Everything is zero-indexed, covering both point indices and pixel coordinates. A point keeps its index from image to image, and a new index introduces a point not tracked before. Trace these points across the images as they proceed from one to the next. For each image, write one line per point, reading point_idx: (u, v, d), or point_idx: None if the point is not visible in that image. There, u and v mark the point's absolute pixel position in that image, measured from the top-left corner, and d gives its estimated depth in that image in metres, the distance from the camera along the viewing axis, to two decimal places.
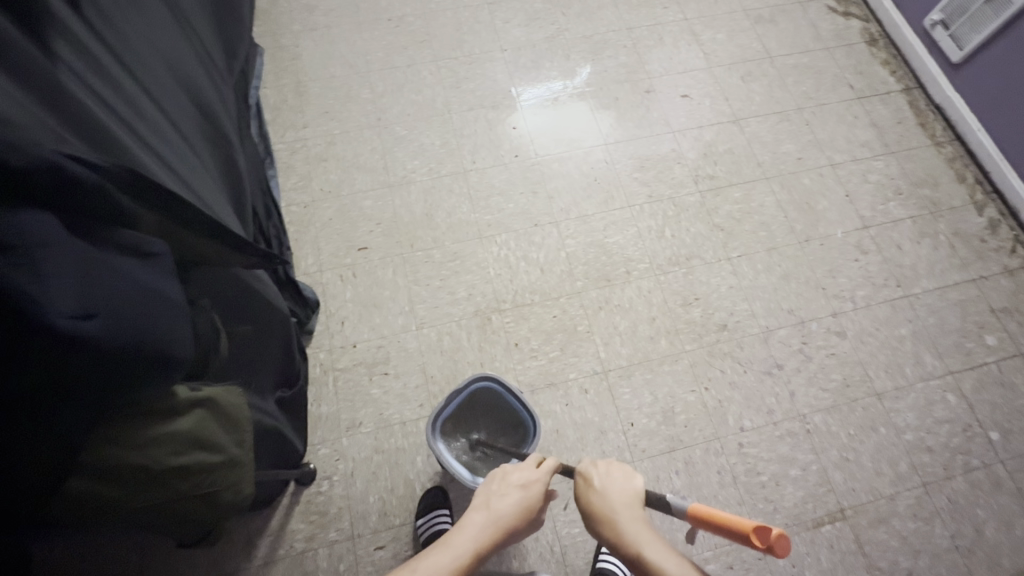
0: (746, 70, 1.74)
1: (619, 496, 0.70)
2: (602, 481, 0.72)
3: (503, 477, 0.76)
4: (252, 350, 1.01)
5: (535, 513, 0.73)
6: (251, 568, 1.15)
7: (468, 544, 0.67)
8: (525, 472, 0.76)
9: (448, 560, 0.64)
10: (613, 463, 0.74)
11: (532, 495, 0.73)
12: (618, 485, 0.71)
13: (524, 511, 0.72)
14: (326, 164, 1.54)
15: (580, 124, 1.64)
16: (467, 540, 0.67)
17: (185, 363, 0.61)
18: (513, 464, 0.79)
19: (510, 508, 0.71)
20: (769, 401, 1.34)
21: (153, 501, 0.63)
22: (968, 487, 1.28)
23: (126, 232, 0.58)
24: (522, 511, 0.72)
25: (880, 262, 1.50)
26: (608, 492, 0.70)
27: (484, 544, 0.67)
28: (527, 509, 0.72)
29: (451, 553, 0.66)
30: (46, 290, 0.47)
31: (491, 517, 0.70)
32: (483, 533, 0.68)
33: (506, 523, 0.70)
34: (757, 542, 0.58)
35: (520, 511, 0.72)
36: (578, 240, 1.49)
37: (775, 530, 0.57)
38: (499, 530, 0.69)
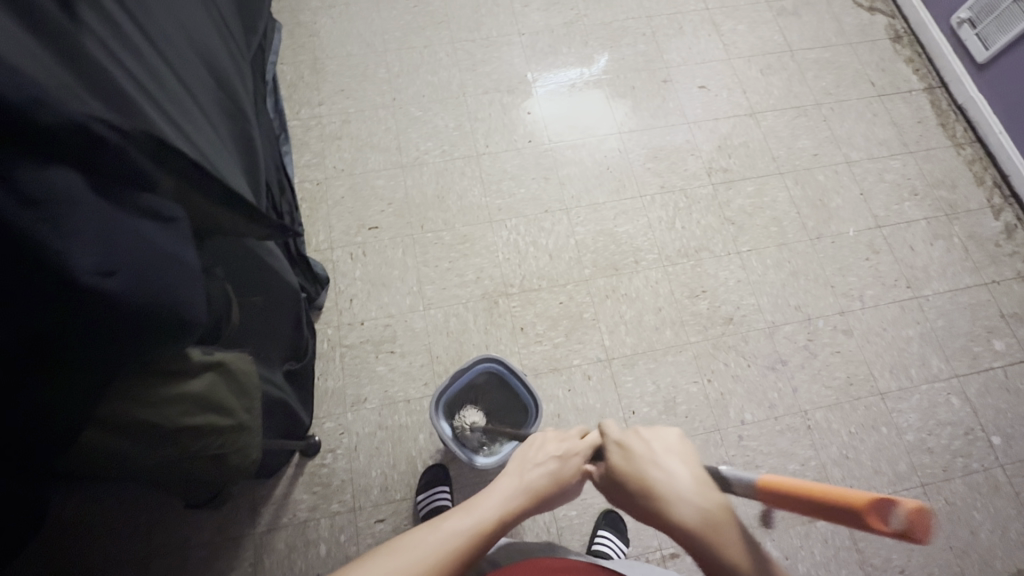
0: (766, 63, 1.72)
1: (683, 471, 0.56)
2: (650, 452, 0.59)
3: (541, 446, 0.74)
4: (262, 321, 1.03)
5: (569, 485, 0.71)
6: (255, 534, 1.18)
7: (496, 509, 0.66)
8: (570, 444, 0.73)
9: (471, 522, 0.64)
10: (657, 427, 0.61)
11: (568, 467, 0.72)
12: (672, 454, 0.58)
13: (558, 482, 0.71)
14: (339, 142, 1.55)
15: (595, 111, 1.63)
16: (493, 505, 0.66)
17: (198, 326, 0.63)
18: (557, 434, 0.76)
19: (542, 478, 0.70)
20: (771, 396, 1.34)
21: (165, 456, 0.67)
22: (966, 490, 1.28)
23: (147, 196, 0.59)
24: (554, 481, 0.71)
25: (891, 262, 1.49)
26: (667, 468, 0.56)
27: (510, 513, 0.67)
28: (561, 480, 0.71)
29: (476, 514, 0.65)
30: (72, 245, 0.49)
31: (524, 486, 0.69)
32: (513, 502, 0.68)
33: (540, 494, 0.70)
34: (880, 522, 0.44)
35: (556, 482, 0.70)
36: (588, 228, 1.49)
37: (911, 504, 0.43)
38: (530, 500, 0.68)
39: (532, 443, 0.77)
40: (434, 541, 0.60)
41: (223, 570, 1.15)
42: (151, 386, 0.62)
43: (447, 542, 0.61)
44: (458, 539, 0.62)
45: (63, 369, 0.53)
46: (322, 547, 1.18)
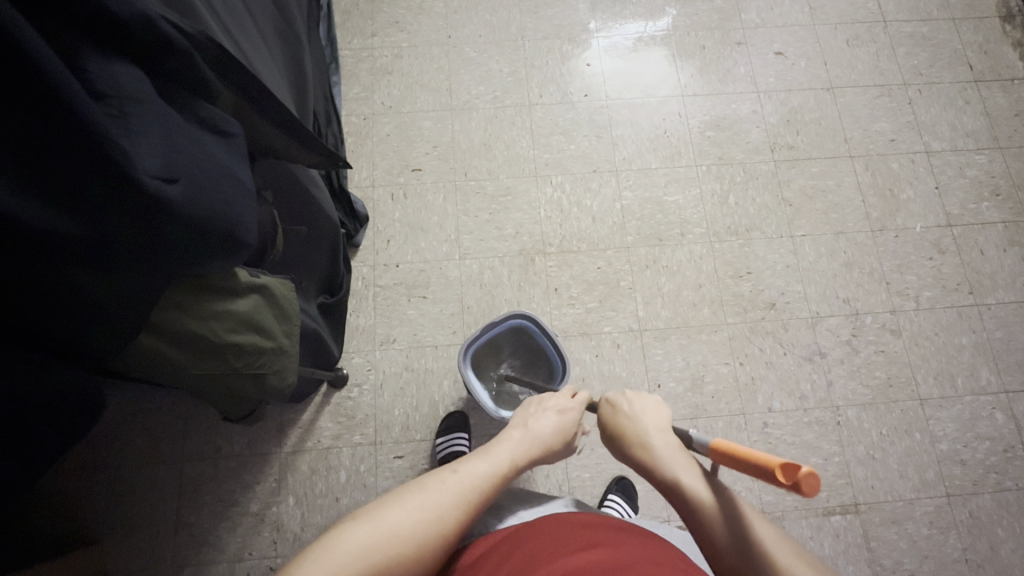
0: (854, 33, 1.57)
1: (653, 423, 0.66)
2: (630, 407, 0.69)
3: (540, 403, 0.79)
4: (302, 251, 1.04)
5: (569, 438, 0.77)
6: (280, 453, 1.23)
7: (507, 455, 0.69)
8: (565, 404, 0.80)
9: (486, 467, 0.66)
10: (642, 392, 0.71)
11: (566, 420, 0.78)
12: (650, 412, 0.68)
13: (561, 432, 0.76)
14: (389, 78, 1.50)
15: (657, 70, 1.53)
16: (505, 452, 0.69)
17: (248, 246, 0.63)
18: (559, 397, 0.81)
19: (547, 430, 0.75)
20: (804, 387, 1.30)
21: (209, 369, 0.68)
22: (994, 506, 1.24)
23: (206, 106, 0.59)
24: (557, 434, 0.76)
25: (956, 264, 1.40)
26: (642, 419, 0.67)
27: (523, 458, 0.70)
28: (562, 433, 0.76)
29: (491, 460, 0.67)
30: (133, 146, 0.48)
31: (532, 435, 0.73)
32: (521, 447, 0.71)
33: (546, 443, 0.73)
34: (783, 478, 0.53)
35: (558, 432, 0.76)
36: (636, 194, 1.43)
37: (804, 468, 0.51)
38: (539, 447, 0.72)
39: (531, 402, 0.81)
40: (451, 482, 0.62)
41: (249, 482, 1.22)
42: (201, 299, 0.63)
43: (465, 483, 0.62)
44: (475, 483, 0.63)
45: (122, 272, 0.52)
46: (342, 474, 1.23)
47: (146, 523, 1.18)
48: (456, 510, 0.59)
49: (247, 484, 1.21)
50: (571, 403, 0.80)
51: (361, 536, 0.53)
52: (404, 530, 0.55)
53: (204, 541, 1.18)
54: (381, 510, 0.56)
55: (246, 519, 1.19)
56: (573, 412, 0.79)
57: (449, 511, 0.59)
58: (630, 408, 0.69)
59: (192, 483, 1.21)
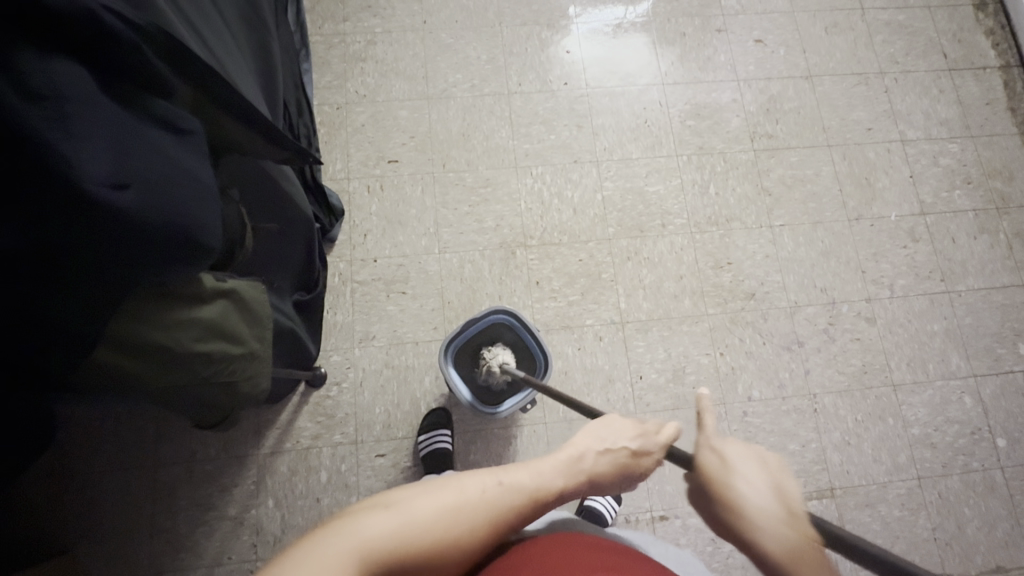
0: (832, 20, 1.57)
1: (774, 499, 0.50)
2: (744, 473, 0.53)
3: (610, 430, 0.70)
4: (273, 249, 1.00)
5: (625, 478, 0.67)
6: (259, 454, 1.21)
7: (554, 478, 0.62)
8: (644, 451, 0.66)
9: (531, 483, 0.60)
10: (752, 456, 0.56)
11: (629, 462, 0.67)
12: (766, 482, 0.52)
13: (616, 469, 0.66)
14: (363, 65, 1.45)
15: (638, 58, 1.51)
16: (555, 474, 0.62)
17: (213, 251, 0.60)
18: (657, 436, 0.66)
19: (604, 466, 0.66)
20: (782, 375, 1.32)
21: (175, 381, 0.65)
22: (962, 487, 1.28)
23: (159, 103, 0.55)
24: (615, 470, 0.66)
25: (929, 252, 1.42)
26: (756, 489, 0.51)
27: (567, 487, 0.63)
28: (621, 470, 0.66)
29: (538, 478, 0.61)
30: (77, 150, 0.44)
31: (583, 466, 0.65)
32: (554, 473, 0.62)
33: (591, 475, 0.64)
34: None
35: (612, 468, 0.66)
36: (617, 184, 1.42)
37: None
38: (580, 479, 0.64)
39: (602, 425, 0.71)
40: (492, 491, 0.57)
41: (226, 485, 1.19)
42: (167, 308, 0.60)
43: (507, 495, 0.58)
44: (513, 496, 0.58)
45: (74, 285, 0.49)
46: (323, 474, 1.21)
47: (120, 529, 1.15)
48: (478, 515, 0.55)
49: (225, 486, 1.19)
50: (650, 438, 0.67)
51: (382, 523, 0.50)
52: (431, 522, 0.52)
53: (182, 545, 1.15)
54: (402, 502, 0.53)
55: (224, 522, 1.17)
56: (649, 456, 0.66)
57: (473, 512, 0.55)
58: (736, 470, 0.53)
59: (167, 487, 1.18)
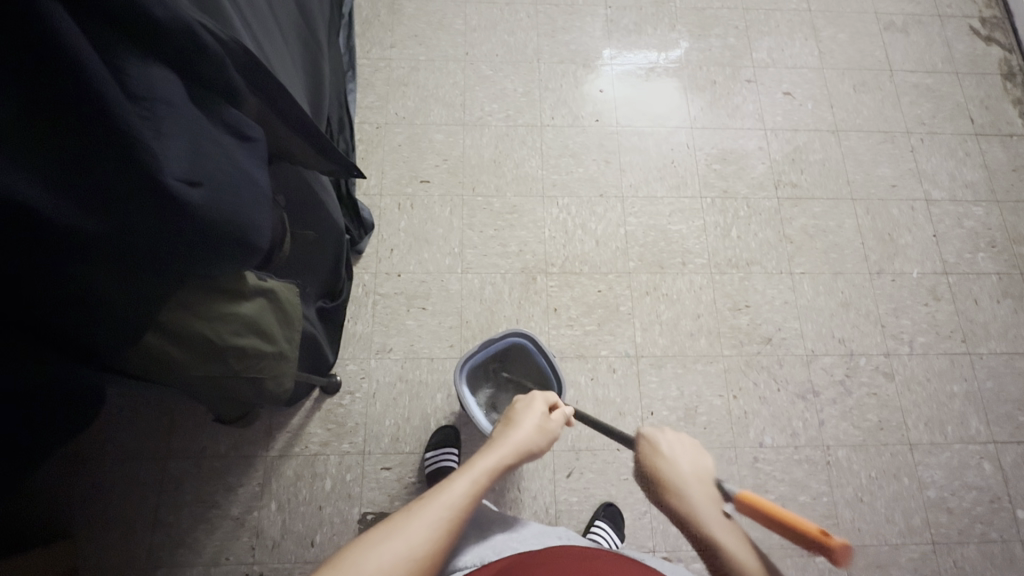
0: (861, 79, 1.61)
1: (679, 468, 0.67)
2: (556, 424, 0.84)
3: (513, 418, 0.84)
4: (306, 256, 1.03)
5: (541, 441, 0.82)
6: (266, 456, 1.22)
7: (485, 468, 0.71)
8: (541, 410, 0.85)
9: (467, 484, 0.67)
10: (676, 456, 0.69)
11: (542, 420, 0.83)
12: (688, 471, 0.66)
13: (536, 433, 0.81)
14: (405, 89, 1.52)
15: (668, 101, 1.56)
16: (488, 462, 0.72)
17: (259, 251, 0.64)
18: (522, 402, 0.87)
19: (524, 433, 0.80)
20: (795, 424, 1.31)
21: (209, 372, 0.67)
22: (980, 557, 1.23)
23: (231, 111, 0.59)
24: (535, 434, 0.81)
25: (950, 312, 1.42)
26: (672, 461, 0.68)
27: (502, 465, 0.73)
28: (539, 433, 0.81)
29: (470, 477, 0.68)
30: (160, 144, 0.48)
31: (508, 443, 0.77)
32: (499, 459, 0.73)
33: (519, 445, 0.78)
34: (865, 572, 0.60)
35: (531, 430, 0.80)
36: (640, 220, 1.44)
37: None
38: (513, 452, 0.76)
39: (506, 415, 0.86)
40: (430, 515, 0.61)
41: (232, 484, 1.20)
42: (210, 301, 0.62)
43: (444, 513, 0.62)
44: (459, 498, 0.64)
45: (132, 267, 0.52)
46: (327, 482, 1.21)
47: (124, 519, 1.16)
48: (455, 525, 0.62)
49: (230, 486, 1.19)
50: (534, 405, 0.86)
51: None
52: (417, 546, 0.57)
53: (182, 542, 1.15)
54: (378, 534, 0.57)
55: (226, 522, 1.17)
56: (538, 404, 0.86)
57: (438, 527, 0.60)
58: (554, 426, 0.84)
59: (175, 480, 1.19)
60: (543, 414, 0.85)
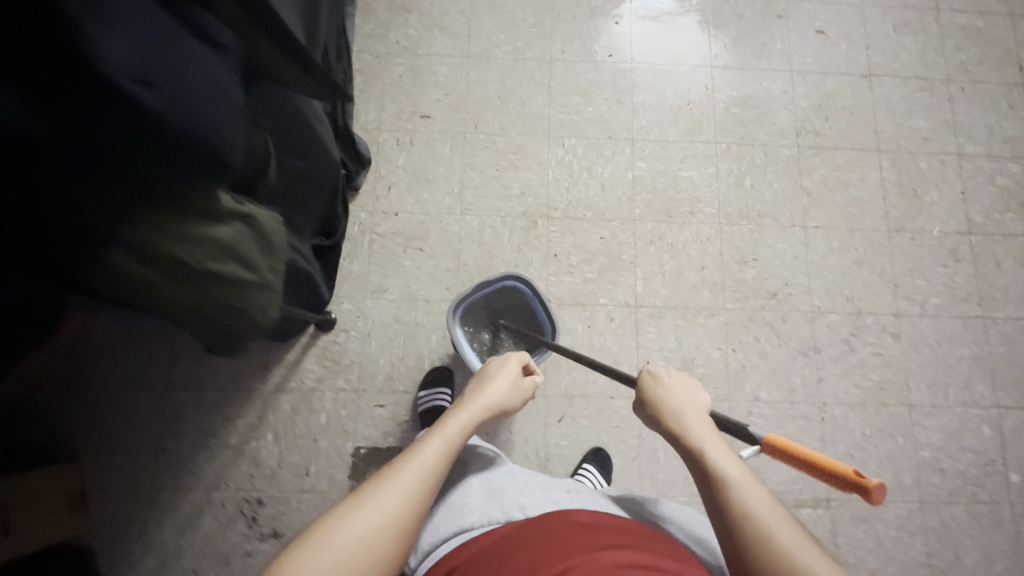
0: (903, 19, 1.47)
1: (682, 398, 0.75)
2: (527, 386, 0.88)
3: (487, 375, 0.85)
4: (300, 189, 1.00)
5: (514, 404, 0.85)
6: (264, 389, 1.23)
7: (457, 427, 0.72)
8: (515, 370, 0.87)
9: (440, 447, 0.68)
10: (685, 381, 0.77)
11: (517, 380, 0.86)
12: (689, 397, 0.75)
13: (510, 394, 0.83)
14: (407, 16, 1.42)
15: (689, 37, 1.45)
16: (462, 420, 0.74)
17: (228, 167, 0.61)
18: (495, 361, 0.89)
19: (498, 395, 0.81)
20: (794, 381, 1.28)
21: (179, 291, 0.66)
22: (967, 517, 1.24)
23: (202, 14, 0.52)
24: (508, 395, 0.83)
25: (969, 274, 1.36)
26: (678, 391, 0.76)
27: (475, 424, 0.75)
28: (513, 393, 0.84)
29: (444, 440, 0.69)
30: (113, 42, 0.43)
31: (483, 402, 0.79)
32: (471, 418, 0.75)
33: (491, 405, 0.80)
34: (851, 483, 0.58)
35: (504, 390, 0.83)
36: (650, 165, 1.38)
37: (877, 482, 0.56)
38: (485, 411, 0.78)
39: (480, 371, 0.88)
40: (405, 479, 0.62)
41: (230, 414, 1.22)
42: (184, 222, 0.60)
43: (422, 478, 0.63)
44: (433, 458, 0.66)
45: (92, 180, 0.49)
46: (322, 416, 1.23)
47: (127, 441, 1.20)
48: (428, 487, 0.64)
49: (228, 415, 1.22)
50: (510, 365, 0.87)
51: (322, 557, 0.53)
52: (392, 513, 0.59)
53: (183, 465, 1.19)
54: (360, 503, 0.59)
55: (225, 450, 1.21)
56: (513, 363, 0.88)
57: (416, 493, 0.62)
58: (527, 388, 0.88)
59: (176, 408, 1.22)
60: (517, 373, 0.88)
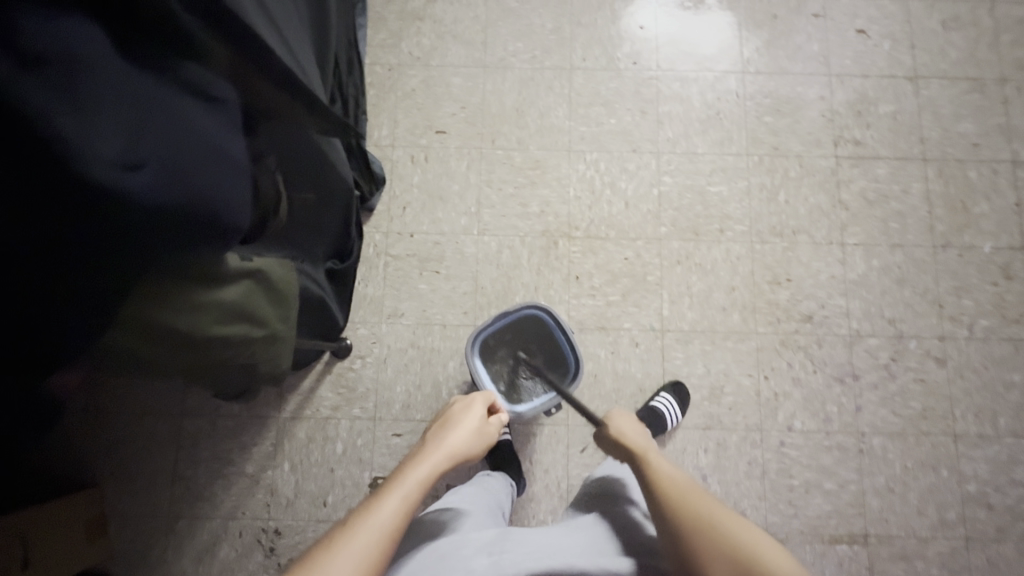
0: (952, 13, 1.36)
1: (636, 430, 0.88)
2: (493, 425, 0.91)
3: (453, 418, 0.88)
4: (312, 218, 0.96)
5: (480, 446, 0.87)
6: (279, 417, 1.22)
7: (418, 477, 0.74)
8: (480, 412, 0.90)
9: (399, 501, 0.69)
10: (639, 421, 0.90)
11: (482, 422, 0.89)
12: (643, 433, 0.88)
13: (476, 437, 0.86)
14: (419, 24, 1.36)
15: (719, 40, 1.36)
16: (425, 467, 0.76)
17: (235, 232, 0.56)
18: (460, 404, 0.92)
19: (463, 441, 0.84)
20: (829, 409, 1.22)
21: (188, 363, 0.62)
22: (1015, 555, 1.17)
23: (191, 67, 0.50)
24: (474, 439, 0.86)
25: (1022, 293, 1.26)
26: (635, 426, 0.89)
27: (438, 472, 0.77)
28: (479, 436, 0.87)
29: (400, 495, 0.70)
30: (85, 126, 0.41)
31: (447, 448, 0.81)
32: (432, 465, 0.77)
33: (456, 450, 0.82)
34: None
35: (469, 433, 0.85)
36: (676, 180, 1.30)
37: None
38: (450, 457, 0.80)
39: (445, 414, 0.91)
40: (360, 543, 0.63)
41: (246, 443, 1.21)
42: (186, 292, 0.56)
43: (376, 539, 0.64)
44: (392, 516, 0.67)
45: (89, 272, 0.47)
46: (339, 445, 1.21)
47: (146, 471, 1.19)
48: (387, 547, 0.64)
49: (244, 444, 1.21)
50: (474, 407, 0.91)
51: None
52: None
53: (200, 495, 1.18)
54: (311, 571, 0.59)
55: (241, 479, 1.19)
56: (479, 405, 0.91)
57: (368, 556, 0.62)
58: (494, 427, 0.91)
59: (192, 437, 1.20)
60: (482, 415, 0.91)
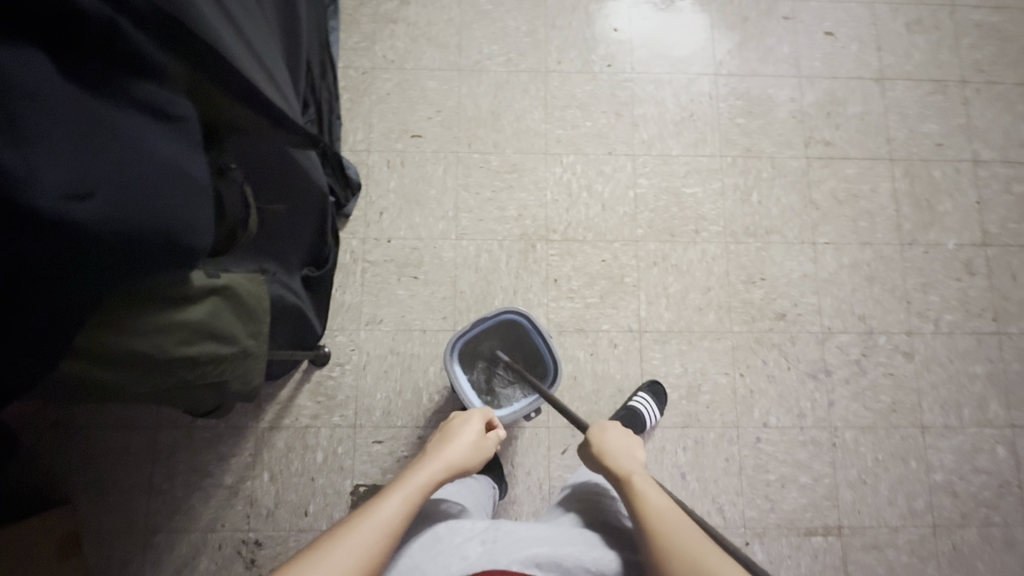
0: (916, 16, 1.40)
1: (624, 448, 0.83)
2: (492, 440, 0.88)
3: (452, 430, 0.85)
4: (287, 226, 0.94)
5: (479, 461, 0.84)
6: (257, 427, 1.20)
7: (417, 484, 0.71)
8: (479, 426, 0.87)
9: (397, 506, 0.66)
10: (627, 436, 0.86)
11: (482, 436, 0.86)
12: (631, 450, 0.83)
13: (475, 450, 0.83)
14: (393, 27, 1.35)
15: (691, 42, 1.37)
16: (423, 476, 0.73)
17: (198, 250, 0.56)
18: (459, 418, 0.89)
19: (461, 454, 0.81)
20: (803, 405, 1.25)
21: (156, 383, 0.61)
22: (979, 540, 1.21)
23: (147, 87, 0.50)
24: (473, 451, 0.83)
25: (984, 288, 1.31)
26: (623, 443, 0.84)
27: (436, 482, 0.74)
28: (479, 449, 0.84)
29: (393, 502, 0.67)
30: (31, 160, 0.40)
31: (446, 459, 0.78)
32: (432, 474, 0.74)
33: (456, 462, 0.79)
34: None
35: (468, 445, 0.82)
36: (652, 182, 1.32)
37: None
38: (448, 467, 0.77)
39: (443, 428, 0.88)
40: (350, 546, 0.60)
41: (224, 455, 1.19)
42: (150, 313, 0.56)
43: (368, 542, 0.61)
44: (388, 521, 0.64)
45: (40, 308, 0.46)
46: (319, 454, 1.20)
47: (120, 486, 1.16)
48: (382, 552, 0.62)
49: (222, 456, 1.19)
50: (475, 419, 0.88)
51: None
52: None
53: (177, 508, 1.16)
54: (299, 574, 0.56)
55: (219, 491, 1.17)
56: (478, 418, 0.88)
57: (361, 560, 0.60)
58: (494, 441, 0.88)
59: (167, 450, 1.18)
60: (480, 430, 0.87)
